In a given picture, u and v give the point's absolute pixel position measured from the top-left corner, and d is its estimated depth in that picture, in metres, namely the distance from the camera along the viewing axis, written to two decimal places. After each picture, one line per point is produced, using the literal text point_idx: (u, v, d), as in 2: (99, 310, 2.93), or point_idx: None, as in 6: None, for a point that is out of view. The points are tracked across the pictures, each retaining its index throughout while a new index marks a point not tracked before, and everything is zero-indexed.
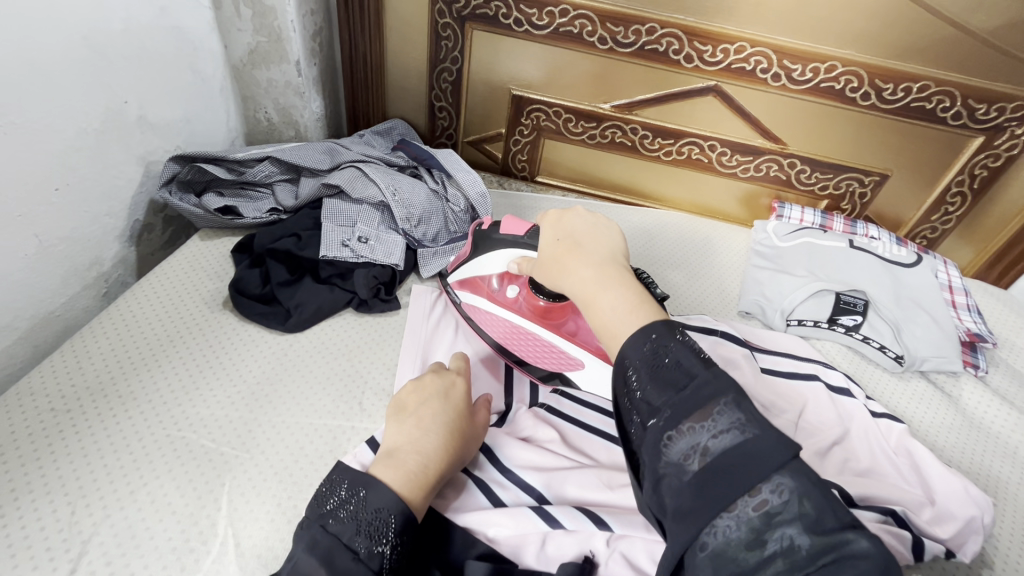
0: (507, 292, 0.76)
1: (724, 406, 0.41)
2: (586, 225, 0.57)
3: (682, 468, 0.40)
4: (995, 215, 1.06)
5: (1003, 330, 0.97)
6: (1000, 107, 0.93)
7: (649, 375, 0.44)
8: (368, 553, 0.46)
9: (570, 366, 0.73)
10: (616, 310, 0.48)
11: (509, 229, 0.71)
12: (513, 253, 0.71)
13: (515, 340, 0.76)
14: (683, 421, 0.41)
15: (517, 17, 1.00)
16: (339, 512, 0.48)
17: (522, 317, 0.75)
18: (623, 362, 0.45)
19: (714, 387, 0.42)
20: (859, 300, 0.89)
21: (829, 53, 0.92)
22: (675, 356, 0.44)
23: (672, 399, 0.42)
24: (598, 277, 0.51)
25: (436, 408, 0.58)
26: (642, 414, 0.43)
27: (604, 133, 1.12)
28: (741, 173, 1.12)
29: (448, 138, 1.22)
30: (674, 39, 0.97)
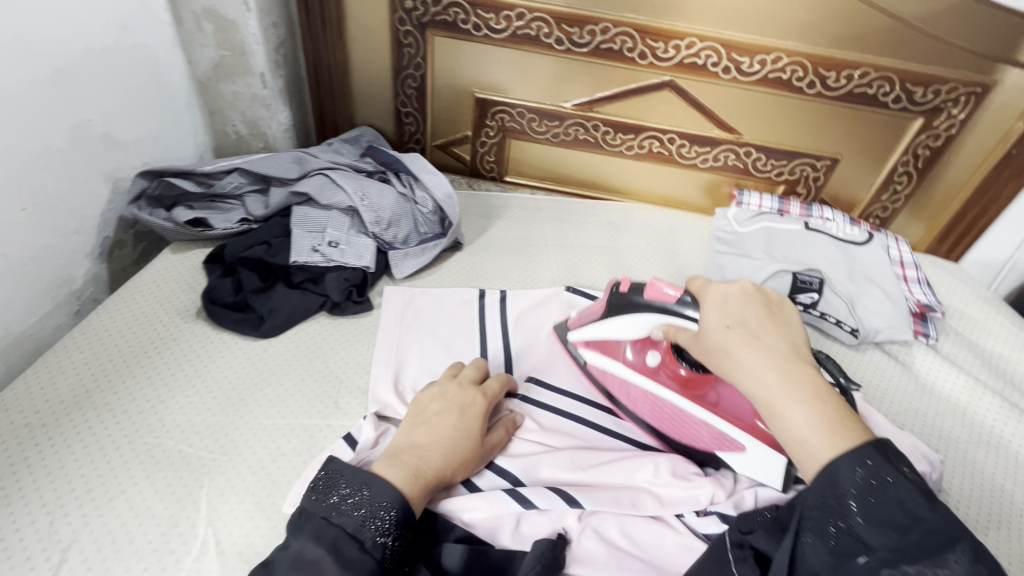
0: (647, 359, 0.72)
1: (957, 556, 0.41)
2: (756, 312, 0.55)
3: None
4: (940, 192, 1.12)
5: (952, 300, 1.03)
6: (935, 89, 0.98)
7: (869, 510, 0.44)
8: (372, 543, 0.48)
9: (723, 446, 0.66)
10: (807, 423, 0.48)
11: (654, 293, 0.66)
12: (656, 318, 0.66)
13: (656, 413, 0.70)
14: (909, 566, 0.42)
15: (475, 22, 1.03)
16: (345, 506, 0.50)
17: (663, 387, 0.70)
18: (839, 487, 0.46)
19: (943, 537, 0.42)
20: (815, 278, 0.93)
21: (774, 45, 0.97)
22: (895, 496, 0.44)
23: (893, 543, 0.43)
24: (785, 386, 0.50)
25: (451, 421, 0.60)
26: (846, 547, 0.45)
27: (567, 131, 1.15)
28: (701, 164, 1.16)
29: (416, 143, 1.24)
30: (627, 37, 1.00)
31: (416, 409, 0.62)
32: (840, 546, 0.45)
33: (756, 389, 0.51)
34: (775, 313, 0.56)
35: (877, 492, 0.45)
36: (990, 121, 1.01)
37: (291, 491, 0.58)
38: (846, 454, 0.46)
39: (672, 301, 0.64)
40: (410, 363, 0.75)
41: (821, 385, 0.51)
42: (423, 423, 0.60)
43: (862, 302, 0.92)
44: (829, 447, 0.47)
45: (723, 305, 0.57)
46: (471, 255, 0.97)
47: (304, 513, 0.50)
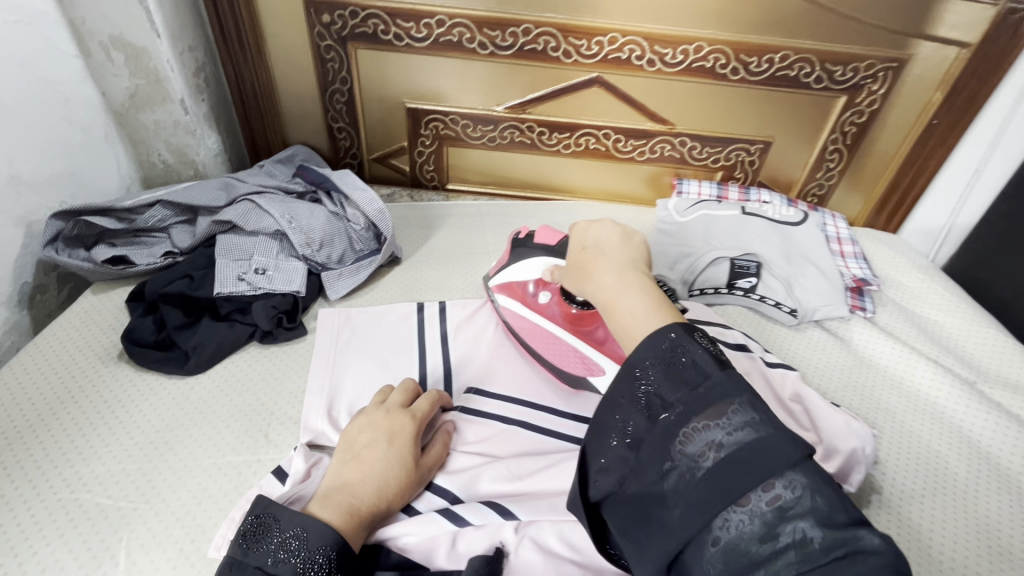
0: (540, 298, 0.79)
1: (737, 405, 0.43)
2: (612, 237, 0.59)
3: (697, 462, 0.42)
4: (871, 165, 1.14)
5: (889, 271, 1.04)
6: (854, 67, 1.00)
7: (663, 374, 0.46)
8: None
9: (594, 372, 0.73)
10: (636, 310, 0.51)
11: (542, 238, 0.81)
12: (546, 261, 0.78)
13: (543, 344, 0.78)
14: (698, 418, 0.43)
15: (396, 32, 1.02)
16: (280, 553, 0.48)
17: (553, 323, 0.77)
18: (642, 364, 0.47)
19: (726, 389, 0.44)
20: (752, 263, 0.94)
21: (694, 35, 0.98)
22: (690, 356, 0.46)
23: (685, 396, 0.44)
24: (618, 284, 0.53)
25: (380, 451, 0.59)
26: (653, 411, 0.46)
27: (502, 134, 1.15)
28: (639, 157, 1.17)
29: (354, 158, 1.22)
30: (550, 37, 1.00)
31: (344, 444, 0.60)
32: (649, 411, 0.46)
33: (597, 291, 0.55)
34: (629, 237, 0.60)
35: (673, 357, 0.46)
36: (910, 94, 1.03)
37: (215, 536, 0.56)
38: (657, 331, 0.48)
39: (553, 242, 0.79)
40: (346, 386, 0.73)
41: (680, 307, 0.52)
42: (354, 457, 0.58)
43: (799, 282, 0.93)
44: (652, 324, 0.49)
45: (582, 235, 0.61)
46: (410, 268, 0.96)
47: (236, 565, 0.48)
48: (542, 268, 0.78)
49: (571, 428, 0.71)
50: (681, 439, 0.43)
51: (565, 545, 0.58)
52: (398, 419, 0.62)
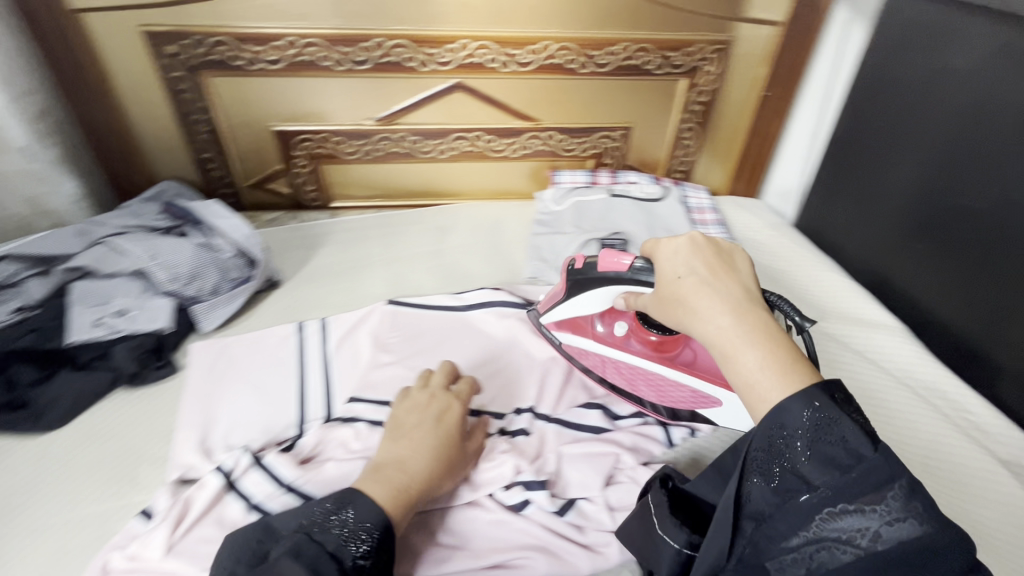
0: (616, 329, 0.77)
1: (898, 491, 0.40)
2: (711, 266, 0.55)
3: (846, 545, 0.41)
4: (723, 138, 1.24)
5: (746, 233, 1.15)
6: (687, 51, 1.09)
7: (811, 447, 0.43)
8: (353, 564, 0.46)
9: (703, 403, 0.72)
10: (760, 364, 0.46)
11: (604, 266, 0.68)
12: (614, 290, 0.69)
13: (630, 379, 0.75)
14: (848, 504, 0.41)
15: (247, 58, 1.02)
16: (343, 530, 0.48)
17: (637, 356, 0.74)
18: (785, 426, 0.44)
19: (885, 473, 0.41)
20: (619, 240, 1.02)
21: (539, 35, 1.03)
22: (840, 433, 0.42)
23: (834, 477, 0.42)
24: (740, 327, 0.48)
25: (427, 433, 0.60)
26: (790, 485, 0.44)
27: (377, 147, 1.16)
28: (513, 154, 1.22)
29: (229, 187, 1.19)
30: (403, 48, 1.03)
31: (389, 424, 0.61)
32: (784, 484, 0.44)
33: (715, 336, 0.49)
34: (730, 264, 0.56)
35: (825, 432, 0.42)
36: (740, 71, 1.14)
37: None
38: (801, 391, 0.44)
39: (623, 269, 0.66)
40: (218, 417, 0.72)
41: (776, 327, 0.49)
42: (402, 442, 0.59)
43: None
44: (781, 387, 0.45)
45: (658, 261, 0.59)
46: (290, 288, 0.96)
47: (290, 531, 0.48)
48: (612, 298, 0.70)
49: None
50: (826, 518, 0.42)
51: (445, 528, 0.61)
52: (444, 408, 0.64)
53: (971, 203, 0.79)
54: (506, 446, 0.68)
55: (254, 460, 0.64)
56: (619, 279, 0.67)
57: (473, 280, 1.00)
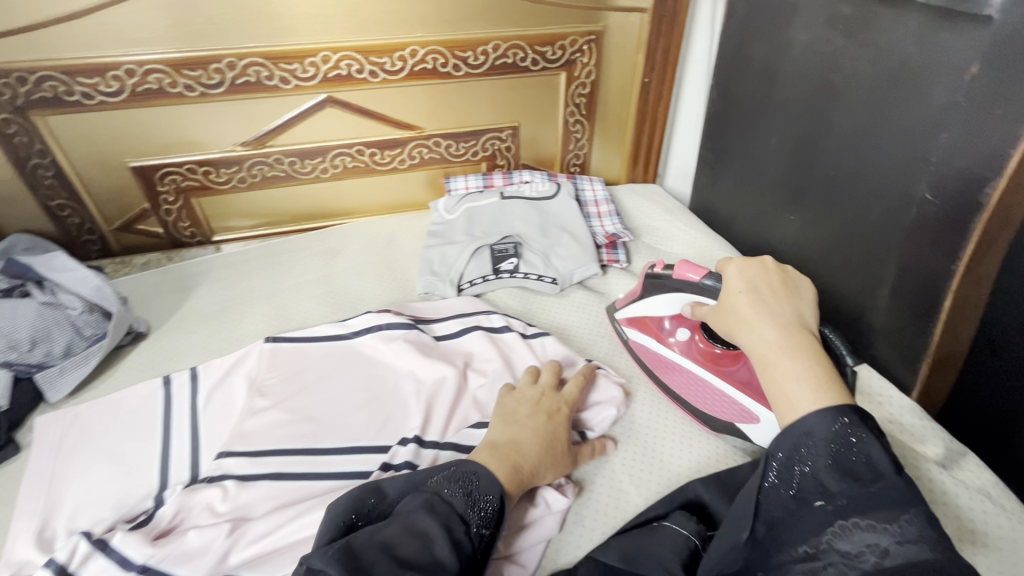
0: (677, 334, 0.76)
1: (911, 516, 0.42)
2: (771, 284, 0.58)
3: (852, 561, 0.41)
4: (613, 128, 1.24)
5: (642, 220, 1.15)
6: (560, 45, 1.08)
7: (831, 459, 0.46)
8: (474, 532, 0.51)
9: (745, 419, 0.68)
10: (797, 378, 0.49)
11: (681, 273, 0.69)
12: (683, 297, 0.72)
13: (679, 382, 0.75)
14: (862, 519, 0.43)
15: (82, 91, 0.93)
16: (466, 499, 0.52)
17: (690, 361, 0.74)
18: (808, 434, 0.47)
19: (902, 495, 0.43)
20: (511, 244, 0.99)
21: (404, 40, 1.00)
22: (863, 451, 0.45)
23: (852, 490, 0.44)
24: (785, 347, 0.51)
25: (540, 426, 0.64)
26: (808, 494, 0.46)
27: (252, 173, 1.09)
28: (401, 165, 1.16)
29: (91, 234, 1.08)
30: (259, 66, 0.97)
31: (505, 411, 0.66)
32: (803, 494, 0.47)
33: (754, 342, 0.53)
34: (793, 287, 0.58)
35: (848, 444, 0.46)
36: (617, 60, 1.14)
37: None
38: (825, 412, 0.47)
39: (695, 279, 0.68)
40: (60, 499, 0.65)
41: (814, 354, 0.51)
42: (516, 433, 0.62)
43: (555, 253, 0.99)
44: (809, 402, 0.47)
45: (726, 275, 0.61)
46: (159, 338, 0.88)
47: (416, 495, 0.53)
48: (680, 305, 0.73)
49: (335, 461, 0.68)
50: (836, 532, 0.43)
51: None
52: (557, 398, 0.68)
53: (827, 172, 0.79)
54: None
55: (94, 545, 0.57)
56: (688, 287, 0.70)
57: (363, 304, 0.94)
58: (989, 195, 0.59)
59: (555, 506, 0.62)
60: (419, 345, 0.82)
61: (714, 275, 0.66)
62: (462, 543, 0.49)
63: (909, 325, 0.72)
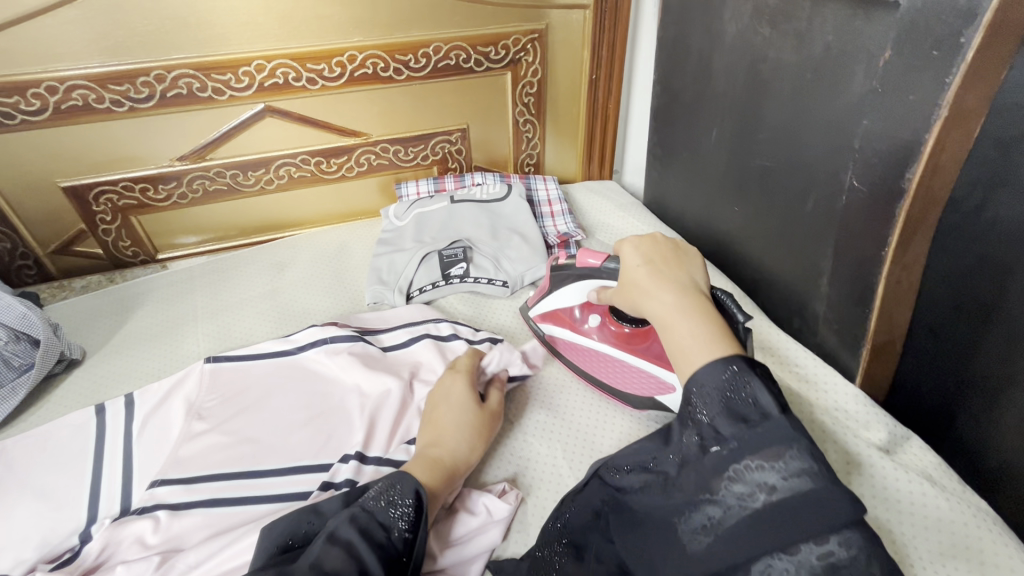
0: (589, 321, 0.76)
1: (795, 451, 0.45)
2: (661, 254, 0.59)
3: (746, 500, 0.45)
4: (564, 126, 1.23)
5: (597, 218, 1.14)
6: (503, 45, 1.07)
7: (721, 406, 0.48)
8: (400, 537, 0.50)
9: (664, 392, 0.69)
10: (693, 333, 0.52)
11: (582, 261, 0.71)
12: (587, 284, 0.72)
13: (598, 367, 0.75)
14: (751, 460, 0.46)
15: (2, 111, 0.89)
16: (388, 508, 0.51)
17: (606, 345, 0.74)
18: (700, 387, 0.49)
19: (785, 434, 0.46)
20: (460, 249, 0.98)
21: (340, 46, 0.98)
22: (751, 394, 0.48)
23: (742, 434, 0.47)
24: (681, 304, 0.53)
25: (446, 412, 0.67)
26: (707, 441, 0.49)
27: (192, 188, 1.05)
28: (350, 173, 1.14)
29: (25, 259, 1.04)
30: (190, 78, 0.94)
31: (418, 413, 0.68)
32: (703, 441, 0.50)
33: (657, 310, 0.55)
34: (679, 250, 0.60)
35: (737, 391, 0.48)
36: (562, 58, 1.13)
37: None
38: (717, 361, 0.49)
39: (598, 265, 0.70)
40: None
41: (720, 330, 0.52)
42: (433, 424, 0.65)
43: (506, 255, 0.98)
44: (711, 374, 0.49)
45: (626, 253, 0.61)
46: (95, 365, 0.85)
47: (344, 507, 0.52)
48: (586, 292, 0.73)
49: (273, 483, 0.66)
50: (732, 475, 0.46)
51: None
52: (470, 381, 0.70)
53: (765, 161, 0.79)
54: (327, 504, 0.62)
55: None
56: (592, 274, 0.71)
57: (310, 318, 0.92)
58: (910, 180, 0.59)
59: (497, 514, 0.61)
60: (366, 357, 0.80)
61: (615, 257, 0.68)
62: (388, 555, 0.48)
63: (848, 311, 0.72)
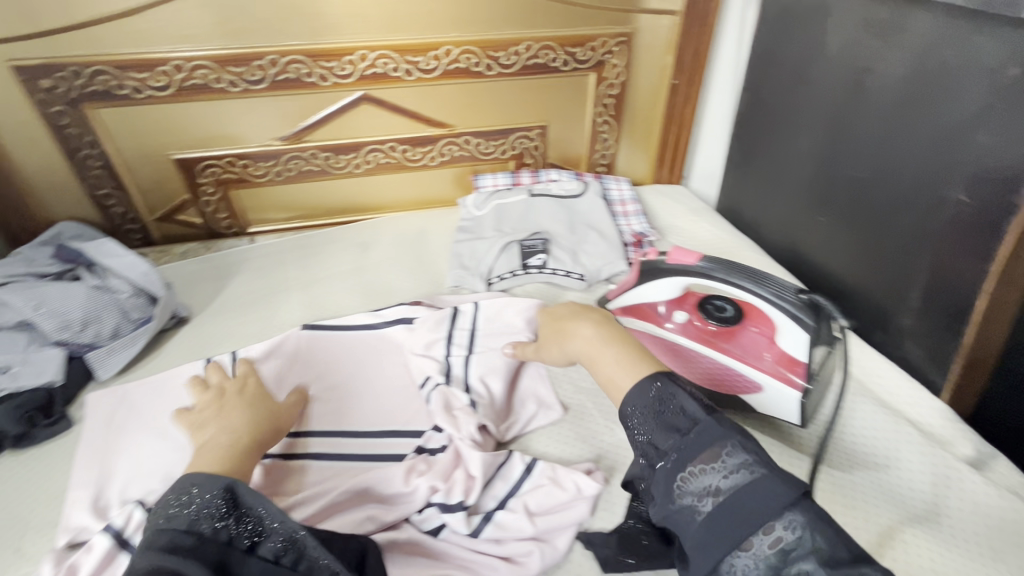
0: (674, 317, 0.79)
1: (730, 449, 0.46)
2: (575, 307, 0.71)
3: (698, 505, 0.45)
4: (640, 129, 1.25)
5: (666, 221, 1.15)
6: (591, 47, 1.10)
7: (655, 422, 0.50)
8: (212, 531, 0.48)
9: (747, 389, 0.70)
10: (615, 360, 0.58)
11: (677, 259, 0.77)
12: (684, 280, 0.76)
13: (679, 361, 0.76)
14: (693, 465, 0.46)
15: (132, 85, 0.97)
16: (186, 512, 0.49)
17: (690, 340, 0.76)
18: (629, 413, 0.52)
19: (715, 433, 0.47)
20: (539, 241, 1.02)
21: (438, 40, 1.03)
22: (678, 405, 0.50)
23: (679, 444, 0.48)
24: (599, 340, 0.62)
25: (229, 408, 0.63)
26: (653, 458, 0.49)
27: (288, 167, 1.12)
28: (432, 162, 1.19)
29: (134, 223, 1.12)
30: (299, 64, 1.00)
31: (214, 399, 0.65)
32: (649, 459, 0.50)
33: None
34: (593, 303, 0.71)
35: (666, 404, 0.50)
36: (647, 61, 1.15)
37: None
38: (644, 382, 0.54)
39: (691, 263, 0.76)
40: (112, 473, 0.67)
41: None
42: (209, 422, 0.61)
43: (583, 250, 1.01)
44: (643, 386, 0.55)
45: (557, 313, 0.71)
46: (199, 325, 0.91)
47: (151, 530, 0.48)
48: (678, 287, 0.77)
49: (373, 444, 0.71)
50: (682, 480, 0.46)
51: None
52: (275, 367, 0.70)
53: (856, 172, 0.80)
54: (425, 467, 0.64)
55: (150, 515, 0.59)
56: (687, 272, 0.76)
57: (394, 295, 0.97)
58: None
59: (586, 490, 0.64)
60: (448, 330, 0.80)
61: (708, 258, 0.75)
62: (211, 553, 0.46)
63: (939, 325, 0.72)
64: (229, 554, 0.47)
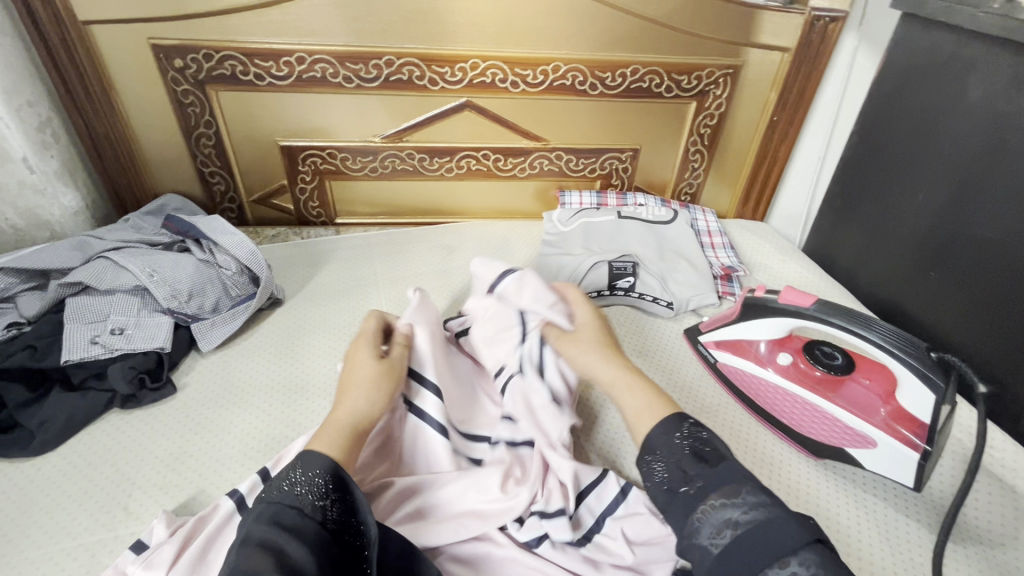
0: (778, 358, 0.77)
1: (750, 488, 0.47)
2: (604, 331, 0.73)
3: (715, 534, 0.45)
4: (732, 161, 1.24)
5: (753, 257, 1.13)
6: (697, 75, 1.10)
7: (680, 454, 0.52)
8: (312, 507, 0.47)
9: (857, 443, 0.68)
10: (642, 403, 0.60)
11: (790, 299, 0.72)
12: (791, 322, 0.73)
13: (779, 404, 0.75)
14: (715, 497, 0.47)
15: (255, 72, 1.01)
16: (293, 485, 0.48)
17: (794, 384, 0.74)
18: (652, 450, 0.54)
19: (734, 474, 0.48)
20: (629, 263, 1.00)
21: (549, 56, 1.04)
22: (708, 442, 0.52)
23: (703, 474, 0.49)
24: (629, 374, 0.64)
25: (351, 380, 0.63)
26: (673, 486, 0.50)
27: (383, 164, 1.15)
28: (521, 173, 1.20)
29: (231, 202, 1.17)
30: (413, 66, 1.03)
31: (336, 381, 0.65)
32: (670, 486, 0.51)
33: None
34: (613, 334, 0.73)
35: (696, 440, 0.53)
36: (750, 94, 1.14)
37: None
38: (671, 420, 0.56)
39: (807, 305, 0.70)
40: (232, 456, 0.69)
41: None
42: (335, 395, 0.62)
43: (672, 277, 1.00)
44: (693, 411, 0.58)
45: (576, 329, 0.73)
46: (292, 308, 0.93)
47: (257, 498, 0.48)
48: (781, 328, 0.74)
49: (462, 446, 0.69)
50: (702, 511, 0.47)
51: (463, 565, 0.58)
52: (374, 337, 0.70)
53: (982, 231, 0.77)
54: (520, 474, 0.64)
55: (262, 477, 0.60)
56: (799, 314, 0.71)
57: None
58: None
59: None
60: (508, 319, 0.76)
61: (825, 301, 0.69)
62: (312, 531, 0.45)
63: None
64: (322, 534, 0.45)
